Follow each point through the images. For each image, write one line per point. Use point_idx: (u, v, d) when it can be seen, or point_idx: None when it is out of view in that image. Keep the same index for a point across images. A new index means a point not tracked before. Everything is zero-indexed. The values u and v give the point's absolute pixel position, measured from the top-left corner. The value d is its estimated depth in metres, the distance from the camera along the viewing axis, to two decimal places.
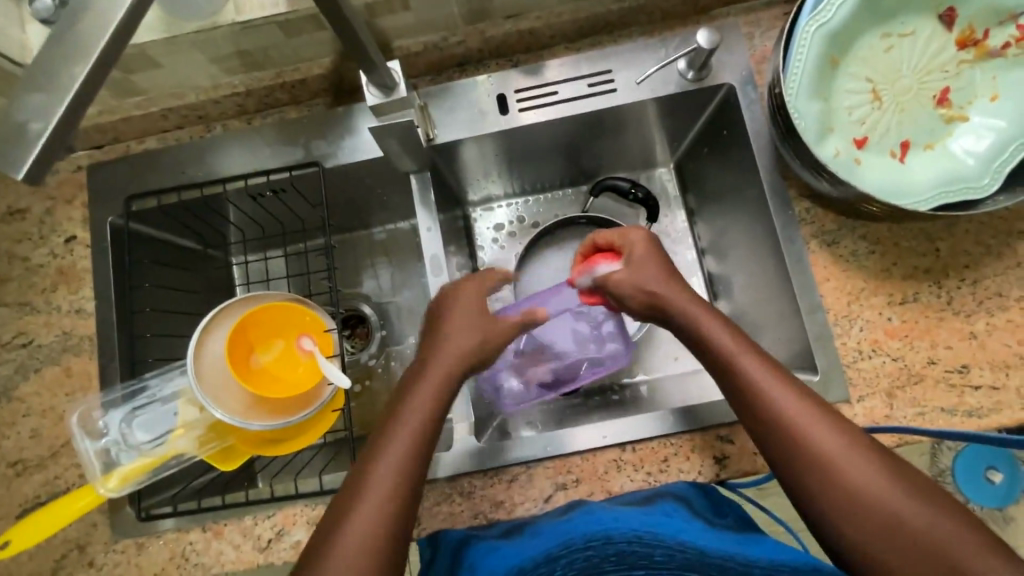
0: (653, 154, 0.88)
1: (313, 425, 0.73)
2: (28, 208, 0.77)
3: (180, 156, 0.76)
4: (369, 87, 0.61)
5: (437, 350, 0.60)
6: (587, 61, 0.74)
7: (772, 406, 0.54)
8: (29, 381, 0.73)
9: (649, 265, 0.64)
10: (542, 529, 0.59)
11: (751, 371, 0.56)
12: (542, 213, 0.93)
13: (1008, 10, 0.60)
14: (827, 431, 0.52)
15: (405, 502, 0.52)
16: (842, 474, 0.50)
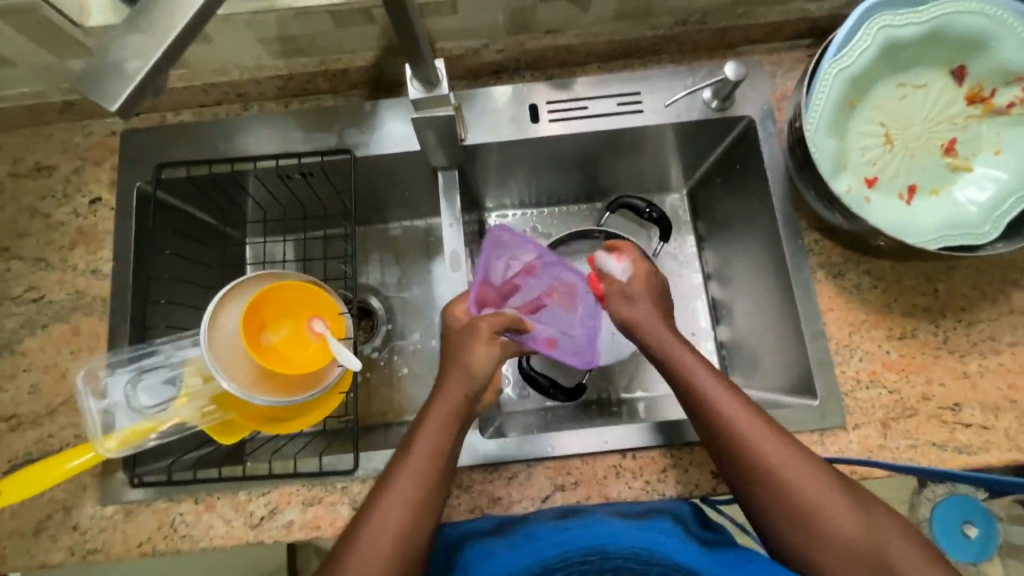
0: (669, 179, 0.91)
1: (320, 405, 0.73)
2: (55, 165, 0.78)
3: (214, 131, 0.77)
4: (412, 82, 0.63)
5: (444, 387, 0.64)
6: (618, 82, 0.77)
7: (731, 434, 0.59)
8: (35, 336, 0.72)
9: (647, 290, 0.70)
10: (537, 532, 0.59)
11: (714, 402, 0.61)
12: (555, 224, 0.95)
13: (1014, 73, 0.65)
14: (783, 454, 0.58)
15: (418, 509, 0.57)
16: (784, 484, 0.57)
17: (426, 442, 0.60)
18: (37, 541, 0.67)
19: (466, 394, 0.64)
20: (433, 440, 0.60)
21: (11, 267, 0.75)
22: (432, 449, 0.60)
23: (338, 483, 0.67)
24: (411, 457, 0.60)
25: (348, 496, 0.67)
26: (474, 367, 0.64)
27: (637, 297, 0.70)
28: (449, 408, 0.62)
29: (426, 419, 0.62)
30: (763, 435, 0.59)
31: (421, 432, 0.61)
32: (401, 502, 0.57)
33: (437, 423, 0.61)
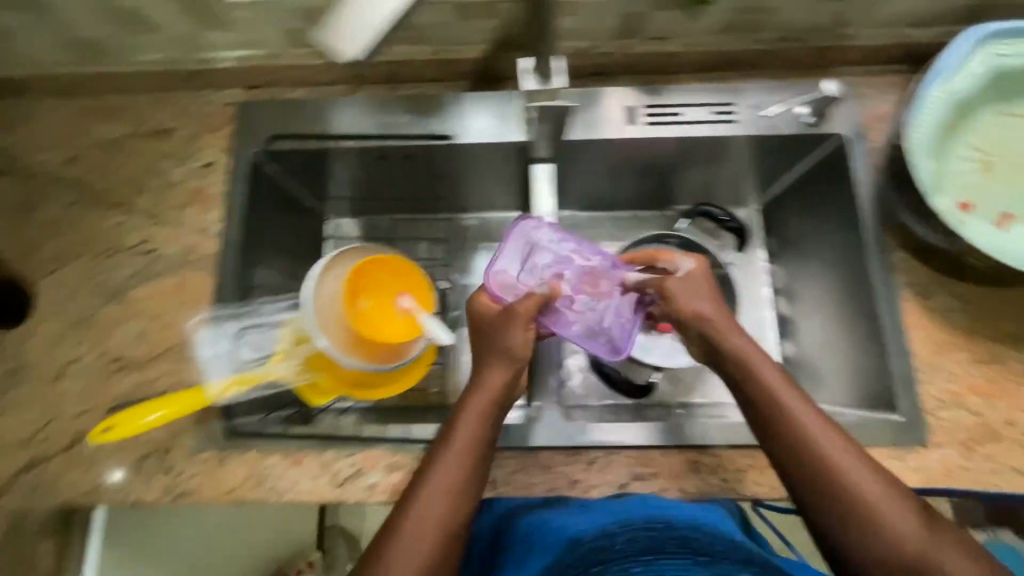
0: (745, 192, 0.89)
1: (401, 378, 0.77)
2: (175, 129, 0.82)
3: (324, 109, 0.81)
4: (527, 75, 0.67)
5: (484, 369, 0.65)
6: (715, 91, 0.79)
7: (798, 435, 0.59)
8: (145, 286, 0.77)
9: (705, 289, 0.67)
10: (590, 505, 0.64)
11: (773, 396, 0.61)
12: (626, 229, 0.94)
13: None
14: (843, 455, 0.57)
15: (461, 484, 0.60)
16: (848, 488, 0.56)
17: (467, 428, 0.62)
18: (132, 478, 0.70)
19: (506, 381, 0.65)
20: (476, 424, 0.62)
21: (128, 220, 0.79)
22: (475, 434, 0.62)
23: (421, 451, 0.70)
24: (456, 442, 0.61)
25: None
26: (506, 354, 0.65)
27: (695, 284, 0.67)
28: (490, 396, 0.64)
29: (467, 406, 0.63)
30: (830, 437, 0.58)
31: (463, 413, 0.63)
32: (446, 478, 0.60)
33: (479, 409, 0.63)
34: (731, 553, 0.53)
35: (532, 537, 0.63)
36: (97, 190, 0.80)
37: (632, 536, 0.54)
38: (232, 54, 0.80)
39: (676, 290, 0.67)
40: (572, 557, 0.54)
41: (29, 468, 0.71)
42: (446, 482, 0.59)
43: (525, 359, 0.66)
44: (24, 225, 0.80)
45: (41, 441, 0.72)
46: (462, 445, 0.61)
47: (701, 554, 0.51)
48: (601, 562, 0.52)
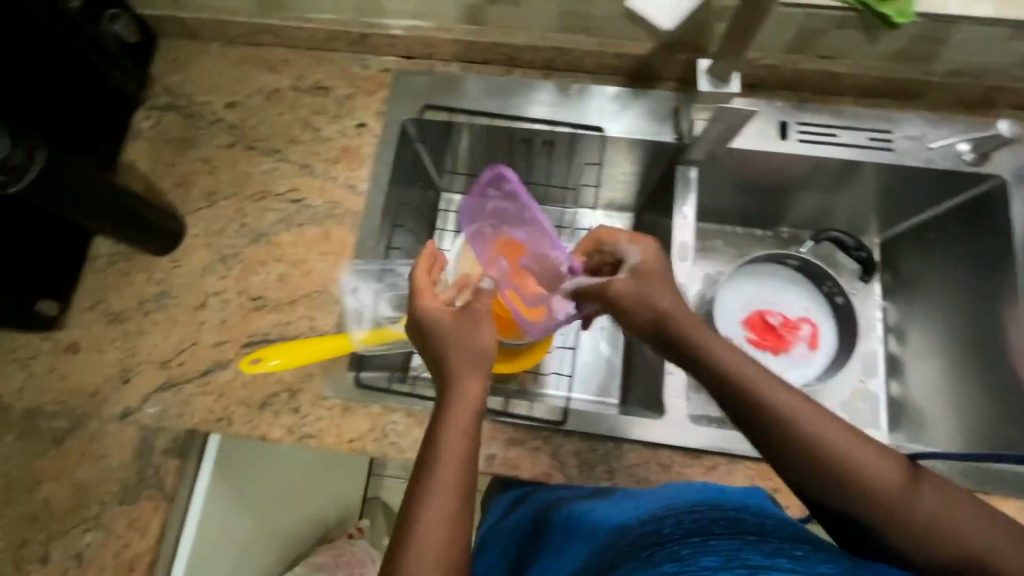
0: (868, 227, 0.94)
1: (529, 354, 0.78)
2: (332, 88, 0.86)
3: (481, 86, 0.84)
4: (704, 76, 0.68)
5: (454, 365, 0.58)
6: (872, 118, 0.79)
7: (806, 441, 0.52)
8: (290, 232, 0.80)
9: (663, 285, 0.64)
10: (645, 496, 0.62)
11: (776, 411, 0.53)
12: (739, 244, 0.98)
13: None
14: (863, 458, 0.51)
15: (462, 489, 0.51)
16: (874, 484, 0.50)
17: (457, 430, 0.54)
18: (261, 413, 0.73)
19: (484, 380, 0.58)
20: (466, 423, 0.55)
21: (279, 167, 0.83)
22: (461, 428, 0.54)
23: (542, 432, 0.71)
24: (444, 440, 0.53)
25: (551, 445, 0.70)
26: (483, 348, 0.59)
27: (632, 277, 0.65)
28: (473, 396, 0.57)
29: (448, 392, 0.57)
30: (839, 434, 0.51)
31: (446, 419, 0.55)
32: (446, 489, 0.51)
33: (467, 395, 0.56)
34: (781, 531, 0.50)
35: (559, 528, 0.61)
36: (254, 136, 0.84)
37: (681, 517, 0.53)
38: (402, 23, 0.83)
39: (666, 308, 0.62)
40: (619, 544, 0.53)
41: (165, 389, 0.74)
42: (448, 498, 0.50)
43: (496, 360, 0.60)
44: (183, 160, 0.84)
45: (179, 365, 0.75)
46: (454, 450, 0.53)
47: (750, 533, 0.50)
48: (651, 546, 0.50)
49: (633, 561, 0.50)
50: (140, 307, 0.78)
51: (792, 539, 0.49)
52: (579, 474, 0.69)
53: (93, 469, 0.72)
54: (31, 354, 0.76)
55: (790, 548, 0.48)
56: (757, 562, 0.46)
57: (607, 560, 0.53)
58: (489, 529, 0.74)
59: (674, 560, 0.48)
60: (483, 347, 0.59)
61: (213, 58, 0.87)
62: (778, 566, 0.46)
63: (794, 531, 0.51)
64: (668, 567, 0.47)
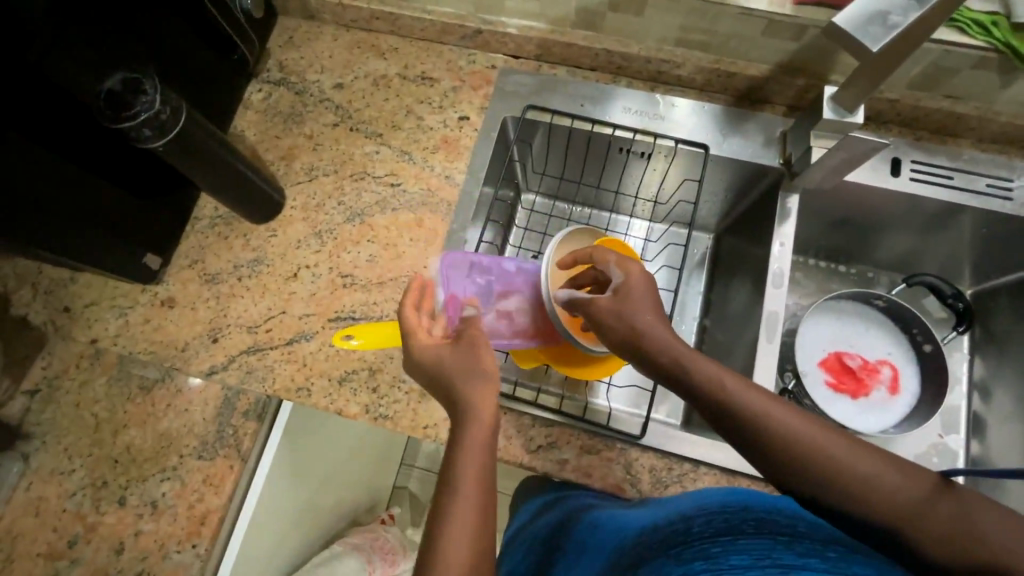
0: (964, 275, 0.90)
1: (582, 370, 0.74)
2: (438, 79, 0.87)
3: (585, 91, 0.84)
4: (828, 103, 0.69)
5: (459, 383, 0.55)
6: (991, 165, 0.77)
7: (832, 477, 0.48)
8: (384, 215, 0.81)
9: (646, 297, 0.61)
10: (669, 502, 0.61)
11: (768, 416, 0.51)
12: (820, 279, 0.95)
13: None
14: (852, 451, 0.48)
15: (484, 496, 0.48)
16: (898, 508, 0.46)
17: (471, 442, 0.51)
18: (339, 388, 0.74)
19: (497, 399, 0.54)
20: (485, 438, 0.52)
21: (379, 151, 0.84)
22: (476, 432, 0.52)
23: (616, 443, 0.70)
24: (458, 453, 0.51)
25: (625, 458, 0.70)
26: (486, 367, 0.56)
27: (636, 289, 0.61)
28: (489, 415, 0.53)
29: (461, 418, 0.53)
30: (810, 429, 0.50)
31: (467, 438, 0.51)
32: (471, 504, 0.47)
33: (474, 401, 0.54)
34: (814, 533, 0.48)
35: (584, 531, 0.62)
36: (359, 118, 0.86)
37: (710, 518, 0.53)
38: (518, 22, 0.84)
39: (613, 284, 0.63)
40: (652, 539, 0.54)
41: (250, 352, 0.76)
42: (469, 513, 0.47)
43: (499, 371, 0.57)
44: (288, 134, 0.86)
45: (265, 331, 0.77)
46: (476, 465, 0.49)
47: (781, 534, 0.48)
48: (679, 545, 0.52)
49: (662, 557, 0.51)
50: (235, 270, 0.80)
51: (823, 541, 0.47)
52: (653, 491, 0.68)
53: (177, 421, 0.75)
54: (130, 303, 0.79)
55: (824, 550, 0.45)
56: (787, 561, 0.44)
57: (640, 553, 0.54)
58: (520, 531, 0.75)
59: (704, 559, 0.48)
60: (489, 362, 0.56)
61: (328, 40, 0.90)
62: (810, 567, 0.44)
63: (827, 533, 0.48)
64: (696, 566, 0.48)
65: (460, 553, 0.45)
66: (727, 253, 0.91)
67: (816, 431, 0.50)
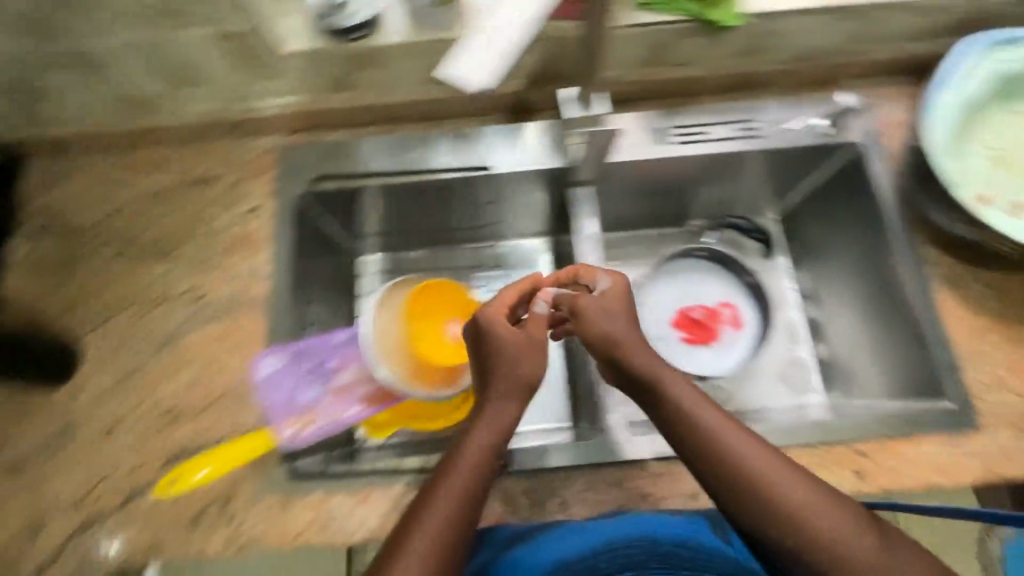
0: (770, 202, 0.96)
1: (459, 407, 0.77)
2: (216, 177, 0.84)
3: (366, 147, 0.84)
4: (571, 104, 0.73)
5: (479, 414, 0.61)
6: (737, 110, 0.85)
7: (751, 487, 0.55)
8: (195, 333, 0.76)
9: (621, 303, 0.66)
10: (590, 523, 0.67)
11: (714, 426, 0.58)
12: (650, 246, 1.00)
13: None
14: (785, 475, 0.56)
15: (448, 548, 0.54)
16: (799, 528, 0.54)
17: (472, 459, 0.58)
18: (192, 532, 0.68)
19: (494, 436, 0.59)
20: (463, 481, 0.57)
21: (173, 268, 0.79)
22: (482, 448, 0.58)
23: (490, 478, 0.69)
24: (445, 492, 0.56)
25: (501, 491, 0.69)
26: (509, 388, 0.62)
27: (620, 305, 0.65)
28: (478, 454, 0.58)
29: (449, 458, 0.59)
30: (749, 446, 0.57)
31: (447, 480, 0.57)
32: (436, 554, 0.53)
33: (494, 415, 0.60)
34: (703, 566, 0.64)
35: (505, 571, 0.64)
36: (141, 241, 0.81)
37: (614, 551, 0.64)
38: (276, 101, 0.82)
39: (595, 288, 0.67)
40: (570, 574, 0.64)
41: (83, 531, 0.68)
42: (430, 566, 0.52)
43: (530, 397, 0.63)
44: (67, 281, 0.79)
45: (94, 501, 0.69)
46: (450, 508, 0.55)
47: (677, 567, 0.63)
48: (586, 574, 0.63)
49: None
50: (42, 447, 0.72)
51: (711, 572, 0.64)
52: (535, 513, 0.68)
53: None
54: None
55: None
56: None
57: None
58: None
59: None
60: (517, 374, 0.62)
61: (86, 171, 0.84)
62: None
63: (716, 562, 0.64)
64: None
65: None
66: (558, 254, 0.94)
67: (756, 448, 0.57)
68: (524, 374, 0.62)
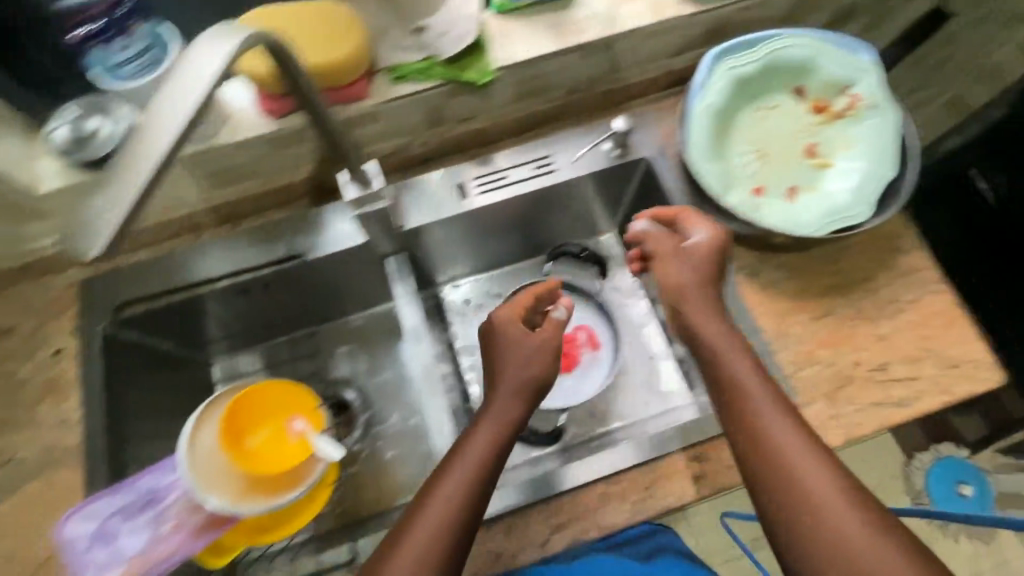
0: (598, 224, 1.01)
1: (305, 508, 0.76)
2: (17, 327, 0.81)
3: (172, 263, 0.83)
4: (348, 184, 0.73)
5: (488, 403, 0.66)
6: (530, 150, 0.88)
7: (768, 456, 0.56)
8: (10, 500, 0.72)
9: (706, 261, 0.70)
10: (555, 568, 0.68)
11: (751, 394, 0.59)
12: (503, 285, 1.04)
13: (841, 84, 0.78)
14: (810, 458, 0.55)
15: (439, 543, 0.56)
16: (813, 515, 0.52)
17: (467, 463, 0.61)
18: None
19: (498, 430, 0.64)
20: (465, 473, 0.60)
21: None
22: (480, 451, 0.62)
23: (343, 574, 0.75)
24: (446, 478, 0.60)
25: None
26: (514, 374, 0.67)
27: (703, 263, 0.69)
28: (489, 446, 0.63)
29: (457, 443, 0.64)
30: (783, 424, 0.57)
31: (448, 468, 0.61)
32: (425, 542, 0.56)
33: (501, 413, 0.65)
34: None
35: None
36: None
37: None
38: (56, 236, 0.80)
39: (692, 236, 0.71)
40: None
41: None
42: (416, 556, 0.56)
43: (532, 387, 0.67)
44: None
45: None
46: (442, 497, 0.58)
47: None
48: None
49: None
50: None
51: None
52: None
53: None
54: None
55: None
56: None
57: None
58: None
59: None
60: (524, 369, 0.67)
61: None
62: None
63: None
64: None
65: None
66: None
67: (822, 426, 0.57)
68: (530, 360, 0.68)
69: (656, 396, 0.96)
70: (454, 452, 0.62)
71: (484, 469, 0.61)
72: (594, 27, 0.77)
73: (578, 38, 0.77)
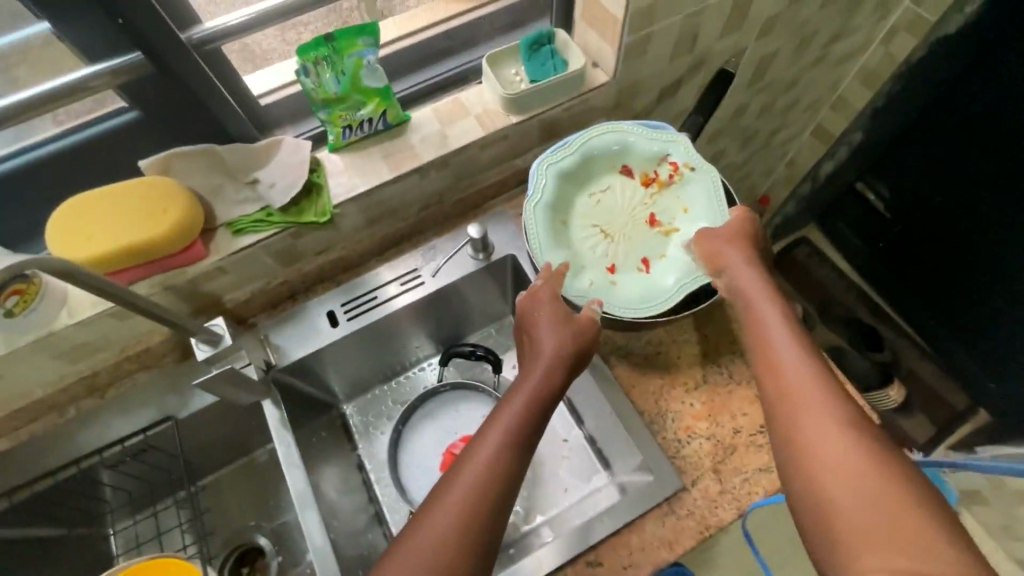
0: (491, 313, 1.00)
1: None
2: None
3: (36, 448, 0.80)
4: (198, 345, 0.74)
5: (528, 375, 0.65)
6: (397, 267, 0.90)
7: (776, 386, 0.55)
8: None
9: (750, 232, 0.75)
10: None
11: (776, 331, 0.59)
12: (408, 391, 1.02)
13: (658, 156, 0.81)
14: (817, 389, 0.53)
15: (471, 515, 0.53)
16: (821, 442, 0.49)
17: (492, 441, 0.58)
18: None
19: (539, 407, 0.62)
20: (495, 442, 0.58)
21: None
22: (509, 426, 0.59)
23: None
24: (479, 450, 0.58)
25: None
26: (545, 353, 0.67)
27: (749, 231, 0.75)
28: (513, 421, 0.60)
29: (490, 417, 0.61)
30: (798, 357, 0.56)
31: (482, 439, 0.59)
32: (454, 510, 0.53)
33: (530, 388, 0.64)
34: None
35: None
36: None
37: None
38: None
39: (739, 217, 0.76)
40: None
41: None
42: (443, 527, 0.52)
43: (555, 364, 0.66)
44: None
45: None
46: (477, 465, 0.56)
47: None
48: None
49: None
50: None
51: None
52: None
53: None
54: None
55: None
56: None
57: None
58: None
59: None
60: (554, 346, 0.67)
61: None
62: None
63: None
64: None
65: (430, 540, 0.51)
66: None
67: (808, 358, 0.56)
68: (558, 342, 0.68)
69: (579, 481, 0.90)
70: (490, 423, 0.60)
71: (518, 443, 0.59)
72: (424, 149, 0.81)
73: (413, 163, 0.80)
